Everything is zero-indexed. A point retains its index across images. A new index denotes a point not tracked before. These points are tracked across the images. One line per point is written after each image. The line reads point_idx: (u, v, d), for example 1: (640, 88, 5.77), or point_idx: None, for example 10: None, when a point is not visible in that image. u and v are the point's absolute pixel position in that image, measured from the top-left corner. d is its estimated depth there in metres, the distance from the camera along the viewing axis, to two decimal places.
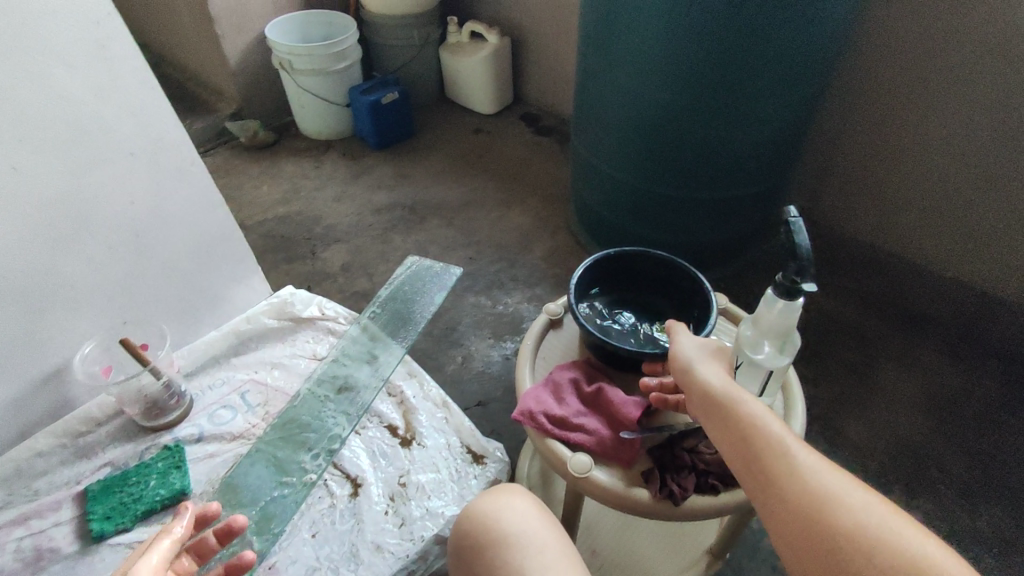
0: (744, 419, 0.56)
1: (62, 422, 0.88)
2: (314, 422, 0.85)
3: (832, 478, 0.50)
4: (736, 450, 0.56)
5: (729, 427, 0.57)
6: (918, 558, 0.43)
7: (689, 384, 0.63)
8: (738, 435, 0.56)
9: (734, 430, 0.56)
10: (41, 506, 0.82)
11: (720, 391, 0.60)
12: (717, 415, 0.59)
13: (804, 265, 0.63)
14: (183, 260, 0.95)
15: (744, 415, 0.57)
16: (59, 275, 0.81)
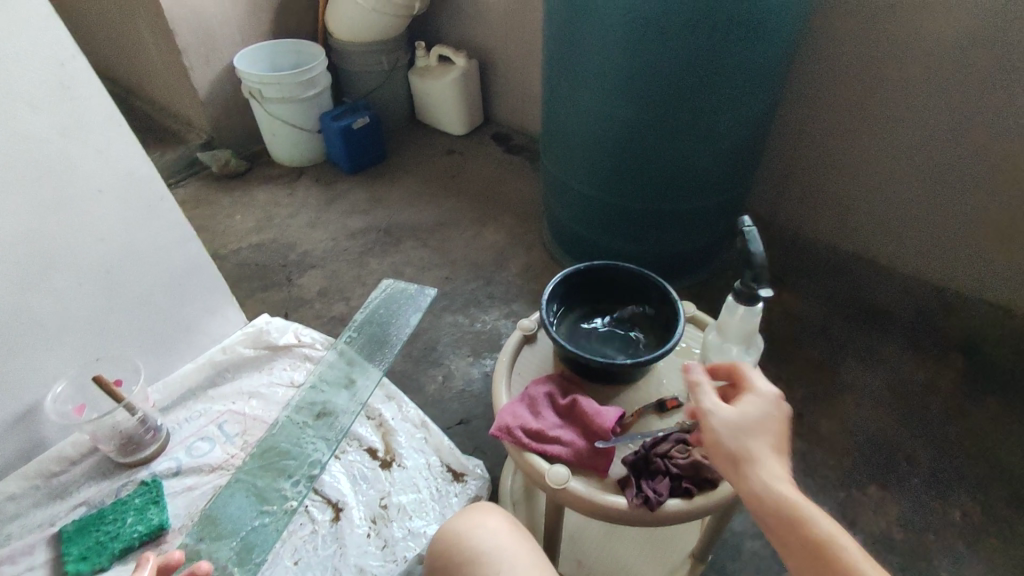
0: (798, 535, 0.53)
1: (35, 463, 0.87)
2: (293, 449, 0.85)
3: None
4: (794, 566, 0.53)
5: (793, 539, 0.53)
6: None
7: (739, 479, 0.58)
8: (795, 552, 0.53)
9: (788, 544, 0.54)
10: (14, 550, 0.81)
11: (769, 497, 0.56)
12: (767, 520, 0.56)
13: (761, 272, 0.68)
14: (155, 294, 0.95)
15: (795, 528, 0.53)
16: (28, 314, 0.81)
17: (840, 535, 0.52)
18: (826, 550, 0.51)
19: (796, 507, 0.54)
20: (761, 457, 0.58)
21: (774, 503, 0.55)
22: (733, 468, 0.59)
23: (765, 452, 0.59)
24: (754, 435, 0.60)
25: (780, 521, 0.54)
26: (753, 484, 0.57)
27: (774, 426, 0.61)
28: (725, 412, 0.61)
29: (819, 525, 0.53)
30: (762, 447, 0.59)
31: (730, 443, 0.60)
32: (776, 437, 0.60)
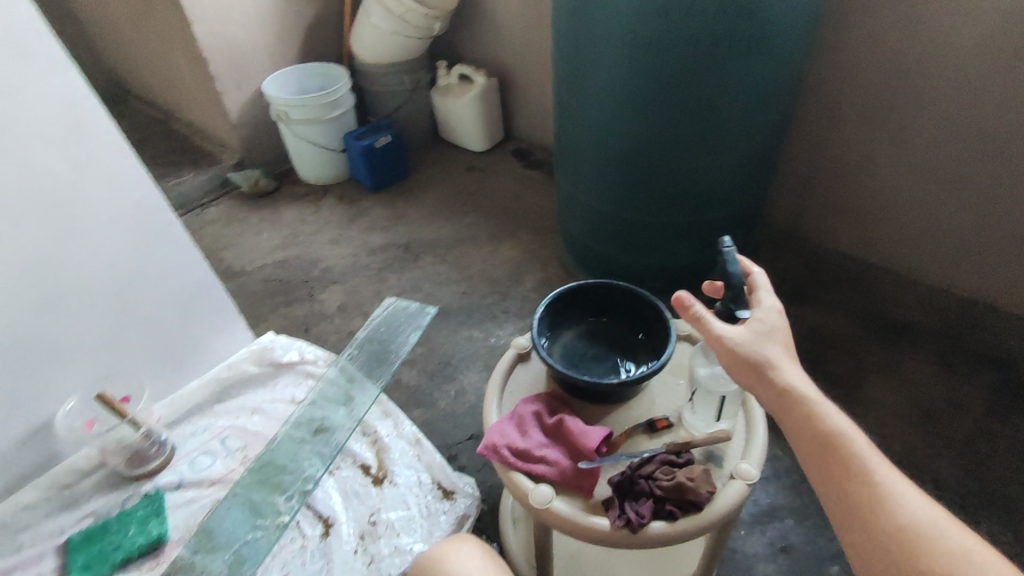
0: (814, 430, 0.60)
1: (48, 475, 0.92)
2: (290, 464, 0.87)
3: (891, 479, 0.56)
4: (807, 454, 0.61)
5: (806, 424, 0.61)
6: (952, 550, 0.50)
7: (756, 378, 0.65)
8: (809, 445, 0.61)
9: (804, 438, 0.61)
10: (24, 559, 0.86)
11: (788, 393, 0.63)
12: (786, 416, 0.63)
13: (737, 289, 0.72)
14: (164, 314, 0.99)
15: (810, 422, 0.61)
16: (43, 334, 0.86)
17: (849, 429, 0.60)
18: (840, 443, 0.59)
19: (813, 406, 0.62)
20: (779, 363, 0.65)
21: (793, 403, 0.62)
22: (752, 375, 0.66)
23: (781, 360, 0.66)
24: (768, 346, 0.67)
25: (798, 419, 0.62)
26: (773, 389, 0.64)
27: (783, 336, 0.68)
28: (736, 328, 0.68)
29: (832, 421, 0.60)
30: (776, 352, 0.66)
31: (749, 354, 0.66)
32: (787, 346, 0.67)
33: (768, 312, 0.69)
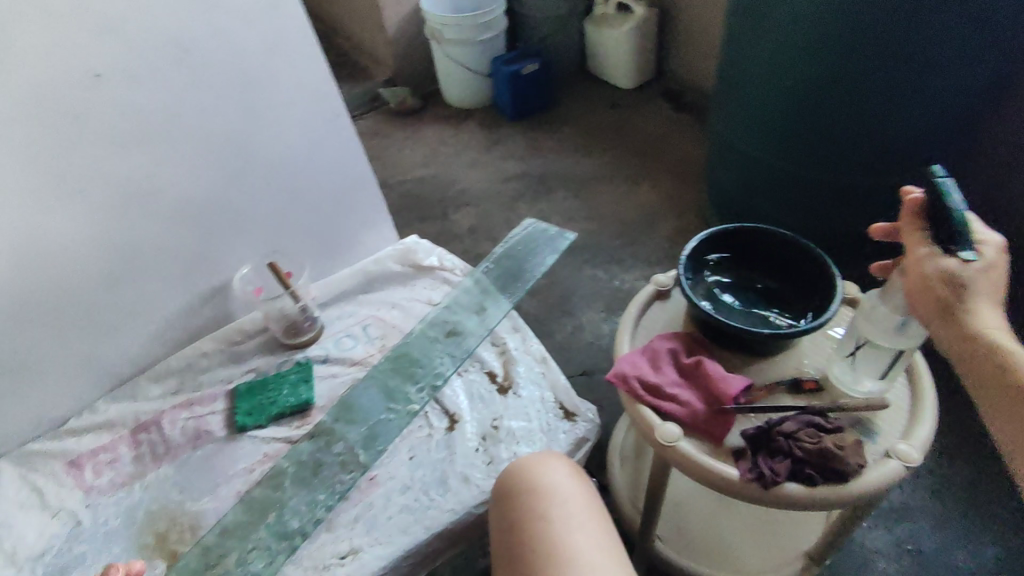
0: (1005, 378, 0.52)
1: (222, 331, 0.98)
2: (423, 359, 0.91)
3: None
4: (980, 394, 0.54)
5: (995, 377, 0.52)
6: None
7: (942, 321, 0.56)
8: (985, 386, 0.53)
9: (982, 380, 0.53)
10: (203, 396, 0.91)
11: (978, 339, 0.53)
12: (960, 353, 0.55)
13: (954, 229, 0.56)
14: (328, 201, 1.02)
15: (1004, 375, 0.52)
16: (228, 205, 0.91)
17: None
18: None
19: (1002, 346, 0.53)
20: (975, 303, 0.55)
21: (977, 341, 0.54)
22: (932, 310, 0.57)
23: (982, 299, 0.55)
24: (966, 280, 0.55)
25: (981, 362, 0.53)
26: (961, 330, 0.55)
27: (992, 273, 0.56)
28: (929, 261, 0.57)
29: None
30: (977, 289, 0.55)
31: (937, 290, 0.56)
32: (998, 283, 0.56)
33: (982, 246, 0.56)
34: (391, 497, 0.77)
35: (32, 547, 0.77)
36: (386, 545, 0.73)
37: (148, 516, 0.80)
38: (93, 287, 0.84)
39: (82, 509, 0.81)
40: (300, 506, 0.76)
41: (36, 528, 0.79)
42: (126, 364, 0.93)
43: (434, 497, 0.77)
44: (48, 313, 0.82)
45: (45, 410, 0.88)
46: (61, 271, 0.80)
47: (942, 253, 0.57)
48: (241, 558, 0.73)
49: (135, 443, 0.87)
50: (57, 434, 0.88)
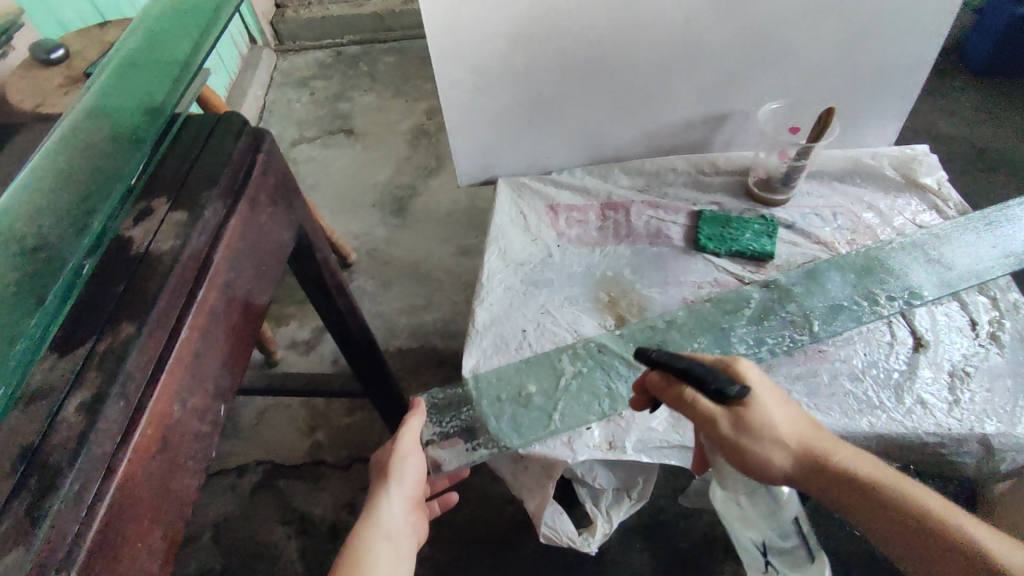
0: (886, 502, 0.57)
1: (697, 156, 1.01)
2: (897, 271, 0.85)
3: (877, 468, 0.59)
4: (798, 481, 0.61)
5: (847, 485, 0.59)
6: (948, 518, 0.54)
7: (772, 456, 0.61)
8: (896, 528, 0.55)
9: (803, 475, 0.61)
10: (668, 204, 0.97)
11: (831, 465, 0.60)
12: (842, 492, 0.59)
13: (714, 379, 0.61)
14: (870, 74, 0.93)
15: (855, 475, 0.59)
16: (788, 38, 0.86)
17: (955, 510, 0.55)
18: (943, 522, 0.54)
19: (907, 492, 0.56)
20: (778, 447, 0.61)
21: (836, 479, 0.59)
22: (769, 454, 0.61)
23: (767, 447, 0.61)
24: (777, 450, 0.61)
25: (783, 468, 0.61)
26: (785, 454, 0.61)
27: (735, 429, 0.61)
28: (712, 406, 0.62)
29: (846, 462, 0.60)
30: (779, 424, 0.61)
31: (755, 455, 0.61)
32: (780, 396, 0.64)
33: (735, 403, 0.62)
34: (836, 376, 0.76)
35: (518, 255, 0.92)
36: (826, 416, 0.72)
37: (601, 278, 0.90)
38: (643, 68, 0.89)
39: (555, 247, 0.94)
40: (748, 339, 0.80)
41: (521, 241, 0.94)
42: (615, 148, 1.02)
43: (883, 402, 0.72)
44: (600, 76, 0.90)
45: (542, 155, 1.02)
46: (634, 44, 0.85)
47: (719, 404, 0.62)
48: (686, 353, 0.80)
49: (602, 214, 0.97)
50: (544, 179, 1.01)
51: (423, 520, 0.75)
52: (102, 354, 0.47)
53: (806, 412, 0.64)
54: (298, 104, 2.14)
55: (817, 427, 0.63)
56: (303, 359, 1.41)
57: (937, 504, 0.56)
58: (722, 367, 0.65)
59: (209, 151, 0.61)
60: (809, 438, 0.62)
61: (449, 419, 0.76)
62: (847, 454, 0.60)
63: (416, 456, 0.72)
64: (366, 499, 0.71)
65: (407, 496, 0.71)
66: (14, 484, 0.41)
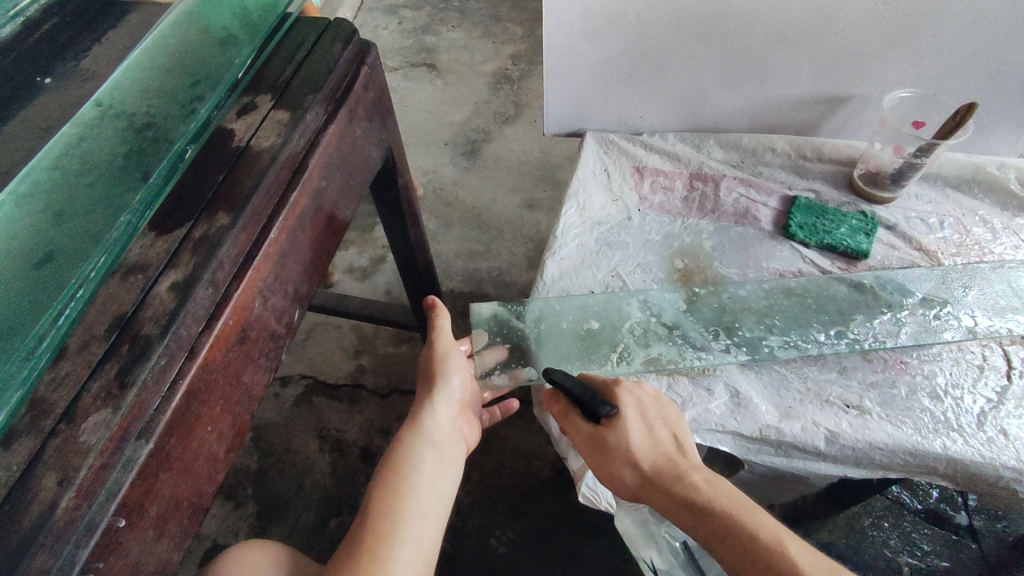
0: (711, 523, 0.57)
1: (801, 138, 0.95)
2: (1000, 295, 0.79)
3: (720, 488, 0.60)
4: (650, 499, 0.63)
5: (683, 501, 0.59)
6: (766, 540, 0.54)
7: (621, 472, 0.63)
8: (726, 551, 0.55)
9: (653, 494, 0.62)
10: (762, 184, 0.92)
11: (674, 481, 0.61)
12: (681, 514, 0.59)
13: (592, 399, 0.65)
14: (1018, 74, 0.84)
15: (691, 494, 0.59)
16: (935, 21, 0.78)
17: (787, 538, 0.54)
18: (770, 548, 0.53)
19: (736, 514, 0.57)
20: (628, 464, 0.63)
21: (678, 497, 0.60)
22: (625, 473, 0.63)
23: (617, 463, 0.63)
24: (627, 467, 0.63)
25: (639, 486, 0.63)
26: (632, 472, 0.63)
27: (597, 446, 0.65)
28: (583, 423, 0.66)
29: (690, 477, 0.61)
30: (635, 441, 0.63)
31: (608, 468, 0.64)
32: (654, 416, 0.66)
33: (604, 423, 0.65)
34: (915, 391, 0.71)
35: (597, 213, 0.89)
36: (896, 429, 0.68)
37: (681, 247, 0.87)
38: (766, 35, 0.82)
39: (635, 210, 0.90)
40: (829, 328, 0.78)
41: (601, 199, 0.91)
42: (714, 118, 0.97)
43: (962, 426, 0.67)
44: (717, 37, 0.84)
45: (635, 115, 0.98)
46: (762, 5, 0.79)
47: (590, 422, 0.66)
48: (761, 326, 0.78)
49: (690, 184, 0.93)
50: (634, 139, 0.97)
51: (472, 425, 0.77)
52: (197, 239, 0.47)
53: (676, 434, 0.65)
54: (385, 31, 2.11)
55: (679, 447, 0.64)
56: (358, 284, 1.41)
57: (767, 527, 0.55)
58: (605, 387, 0.68)
59: (316, 56, 0.60)
60: (663, 455, 0.63)
61: (507, 333, 0.79)
62: (697, 477, 0.61)
63: (456, 357, 0.75)
64: (411, 407, 0.72)
65: (451, 400, 0.73)
66: (107, 348, 0.42)
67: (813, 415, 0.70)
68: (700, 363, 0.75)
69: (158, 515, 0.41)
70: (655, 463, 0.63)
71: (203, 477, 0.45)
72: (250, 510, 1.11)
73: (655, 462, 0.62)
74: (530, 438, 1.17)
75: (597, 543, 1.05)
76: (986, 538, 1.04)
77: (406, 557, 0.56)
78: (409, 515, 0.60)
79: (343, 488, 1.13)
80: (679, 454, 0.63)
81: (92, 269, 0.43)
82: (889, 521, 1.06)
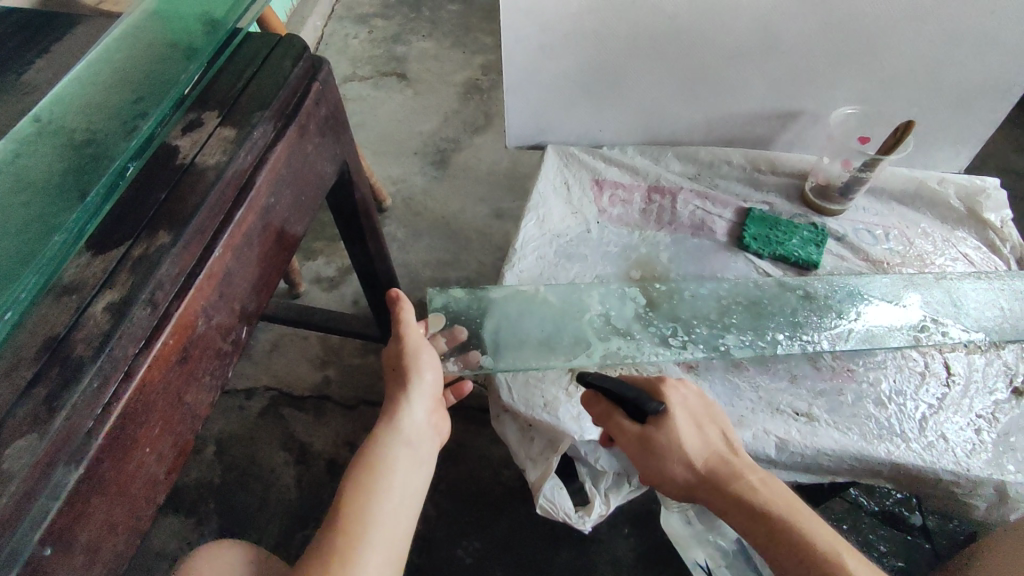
0: (771, 526, 0.57)
1: (755, 152, 0.97)
2: (945, 303, 0.81)
3: (775, 490, 0.60)
4: (702, 498, 0.63)
5: (740, 503, 0.60)
6: (827, 547, 0.54)
7: (672, 472, 0.63)
8: (779, 555, 0.55)
9: (705, 492, 0.62)
10: (717, 196, 0.94)
11: (728, 482, 0.61)
12: (736, 514, 0.60)
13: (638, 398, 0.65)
14: (954, 92, 0.88)
15: (747, 495, 0.60)
16: (876, 42, 0.81)
17: (846, 547, 0.54)
18: (832, 557, 0.53)
19: (795, 519, 0.57)
20: (678, 464, 0.63)
21: (732, 498, 0.60)
22: (675, 472, 0.63)
23: (667, 463, 0.63)
24: (677, 467, 0.63)
25: (690, 485, 0.63)
26: (684, 472, 0.63)
27: (645, 447, 0.65)
28: (628, 424, 0.66)
29: (743, 479, 0.61)
30: (686, 442, 0.64)
31: (656, 468, 0.64)
32: (700, 418, 0.66)
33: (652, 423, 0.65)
34: (861, 400, 0.73)
35: (557, 226, 0.90)
36: (843, 436, 0.70)
37: (637, 258, 0.89)
38: (718, 53, 0.85)
39: (594, 222, 0.92)
40: (784, 330, 0.79)
41: (562, 211, 0.92)
42: (673, 132, 0.98)
43: (905, 433, 0.70)
44: (672, 52, 0.85)
45: (595, 129, 0.99)
46: (713, 24, 0.81)
47: (638, 423, 0.65)
48: (717, 327, 0.79)
49: (648, 197, 0.95)
50: (594, 152, 0.98)
51: (445, 416, 0.77)
52: (136, 258, 0.47)
53: (723, 434, 0.66)
54: (355, 41, 2.10)
55: (729, 448, 0.64)
56: (324, 295, 1.40)
57: (828, 536, 0.55)
58: (649, 387, 0.68)
59: (264, 72, 0.60)
60: (713, 457, 0.63)
61: (464, 321, 0.78)
62: (751, 478, 0.61)
63: (424, 348, 0.73)
64: (385, 404, 0.71)
65: (425, 397, 0.71)
66: (37, 370, 0.41)
67: (764, 423, 0.72)
68: (657, 357, 0.76)
69: (90, 540, 0.40)
70: (706, 463, 0.63)
71: (141, 500, 0.44)
72: (212, 525, 1.09)
73: (706, 462, 0.63)
74: (497, 447, 1.17)
75: (563, 552, 1.05)
76: (939, 538, 1.05)
77: (374, 562, 0.56)
78: (381, 518, 0.59)
79: (309, 501, 1.12)
80: (730, 454, 0.63)
81: (22, 291, 0.42)
82: (848, 522, 1.08)
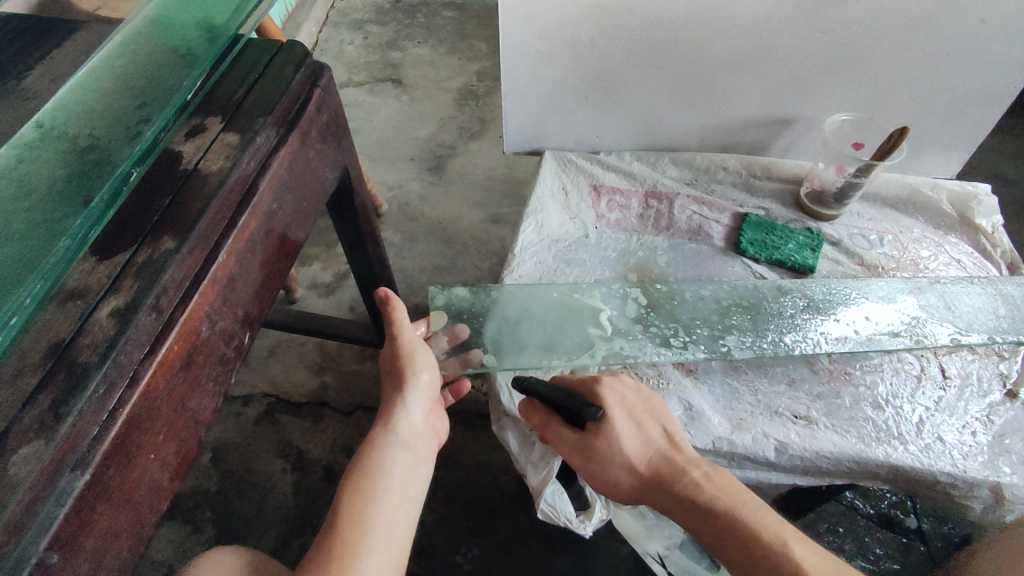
0: (714, 522, 0.59)
1: (750, 157, 0.99)
2: (939, 306, 0.82)
3: (718, 480, 0.61)
4: (650, 498, 0.64)
5: (683, 501, 0.61)
6: (769, 540, 0.56)
7: (615, 476, 0.65)
8: (726, 552, 0.58)
9: (651, 491, 0.64)
10: (714, 202, 0.95)
11: (670, 478, 0.62)
12: (681, 510, 0.61)
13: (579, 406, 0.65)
14: (946, 100, 0.90)
15: (687, 491, 0.61)
16: (870, 51, 0.82)
17: (790, 537, 0.56)
18: (776, 548, 0.56)
19: (737, 511, 0.58)
20: (620, 468, 0.64)
21: (676, 496, 0.62)
22: (621, 477, 0.65)
23: (609, 468, 0.65)
24: (619, 471, 0.64)
25: (636, 487, 0.64)
26: (627, 476, 0.64)
27: (586, 454, 0.66)
28: (568, 433, 0.67)
29: (683, 474, 0.62)
30: (625, 445, 0.65)
31: (600, 474, 0.65)
32: (638, 415, 0.67)
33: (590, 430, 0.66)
34: (859, 402, 0.74)
35: (555, 231, 0.91)
36: (841, 438, 0.70)
37: (636, 262, 0.90)
38: (714, 60, 0.85)
39: (592, 227, 0.92)
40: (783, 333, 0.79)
41: (560, 216, 0.93)
42: (669, 137, 0.99)
43: (903, 435, 0.71)
44: (669, 59, 0.86)
45: (592, 134, 1.00)
46: (709, 32, 0.82)
47: (576, 431, 0.67)
48: (717, 329, 0.80)
49: (645, 202, 0.95)
50: (592, 157, 0.99)
51: (442, 417, 0.77)
52: (140, 264, 0.47)
53: (664, 428, 0.67)
54: (350, 47, 2.10)
55: (670, 441, 0.65)
56: (321, 301, 1.40)
57: (772, 527, 0.57)
58: (586, 390, 0.69)
59: (267, 79, 0.60)
60: (654, 455, 0.64)
61: (466, 320, 0.79)
62: (693, 472, 0.62)
63: (419, 347, 0.73)
64: (381, 406, 0.71)
65: (422, 397, 0.72)
66: (42, 376, 0.41)
67: (763, 425, 0.72)
68: (658, 358, 0.77)
69: (95, 548, 0.40)
70: (649, 462, 0.64)
71: (145, 507, 0.44)
72: (208, 533, 1.08)
73: (649, 462, 0.64)
74: (495, 452, 1.17)
75: (563, 557, 1.05)
76: (934, 540, 1.07)
77: (374, 567, 0.56)
78: (380, 523, 0.59)
79: (306, 508, 1.11)
80: (670, 449, 0.64)
81: (26, 296, 0.42)
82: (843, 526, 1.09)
